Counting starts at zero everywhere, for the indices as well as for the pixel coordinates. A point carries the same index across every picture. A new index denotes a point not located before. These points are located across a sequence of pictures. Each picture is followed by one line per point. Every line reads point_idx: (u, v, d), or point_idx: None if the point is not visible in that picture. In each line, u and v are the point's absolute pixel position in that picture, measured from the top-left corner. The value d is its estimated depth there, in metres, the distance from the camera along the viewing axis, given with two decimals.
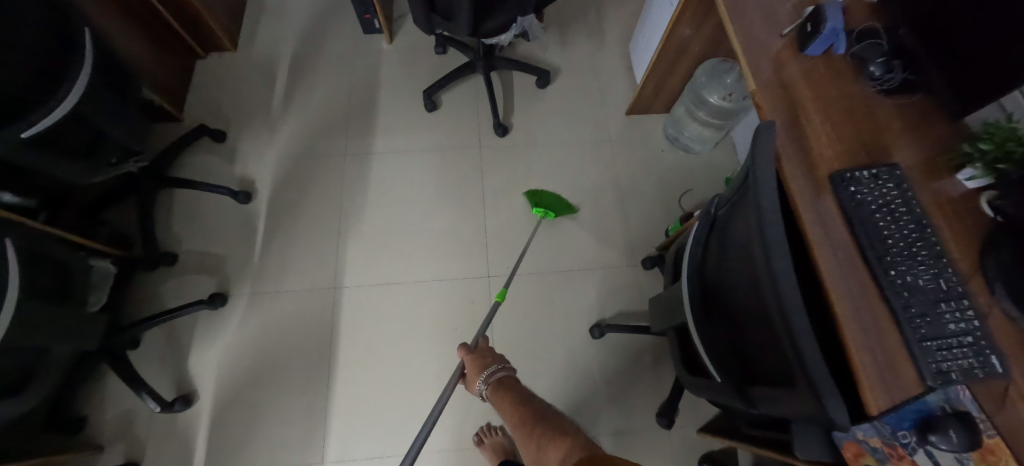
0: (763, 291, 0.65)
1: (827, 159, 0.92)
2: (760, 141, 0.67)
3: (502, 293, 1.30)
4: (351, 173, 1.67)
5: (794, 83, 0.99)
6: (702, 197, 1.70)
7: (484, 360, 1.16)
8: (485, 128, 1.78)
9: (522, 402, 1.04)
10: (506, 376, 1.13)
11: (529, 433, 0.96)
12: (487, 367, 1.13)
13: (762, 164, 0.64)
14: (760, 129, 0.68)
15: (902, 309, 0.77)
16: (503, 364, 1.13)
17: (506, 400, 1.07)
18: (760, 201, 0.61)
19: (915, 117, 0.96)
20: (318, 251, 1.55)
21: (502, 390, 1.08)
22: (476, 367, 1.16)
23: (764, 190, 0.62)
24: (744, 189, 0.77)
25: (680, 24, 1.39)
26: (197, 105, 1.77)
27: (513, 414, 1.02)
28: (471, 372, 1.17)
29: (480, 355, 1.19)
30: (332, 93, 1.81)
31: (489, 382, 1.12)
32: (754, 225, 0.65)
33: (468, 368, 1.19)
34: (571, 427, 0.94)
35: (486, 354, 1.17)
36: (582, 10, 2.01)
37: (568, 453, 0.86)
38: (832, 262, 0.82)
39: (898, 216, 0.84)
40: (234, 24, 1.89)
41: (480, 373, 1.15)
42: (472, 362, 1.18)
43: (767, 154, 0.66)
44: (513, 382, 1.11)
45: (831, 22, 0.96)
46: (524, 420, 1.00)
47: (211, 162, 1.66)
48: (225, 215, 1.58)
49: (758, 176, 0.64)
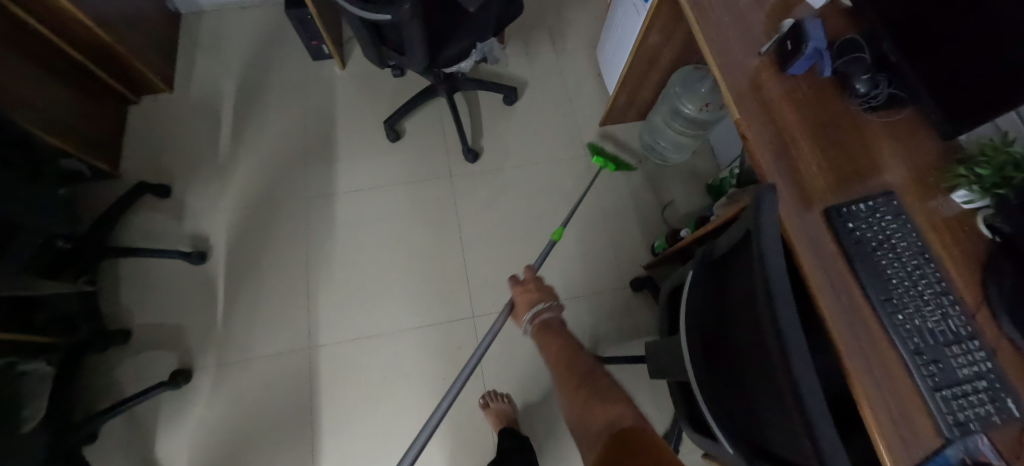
0: (777, 382, 0.57)
1: (820, 190, 0.86)
2: (763, 211, 0.60)
3: (559, 236, 1.24)
4: (314, 217, 1.56)
5: (778, 107, 0.92)
6: (684, 209, 1.64)
7: (534, 295, 1.10)
8: (453, 154, 1.68)
9: (572, 349, 0.96)
10: (551, 318, 1.06)
11: (576, 389, 0.86)
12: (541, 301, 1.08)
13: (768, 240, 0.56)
14: (762, 197, 0.61)
15: (913, 357, 0.73)
16: (550, 304, 1.08)
17: (547, 342, 1.02)
18: (771, 289, 0.53)
19: (904, 136, 0.90)
20: (287, 309, 1.44)
21: (548, 331, 1.04)
22: (526, 302, 1.10)
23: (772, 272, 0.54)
24: (743, 247, 0.69)
25: (649, 34, 1.30)
26: (135, 157, 1.61)
27: (558, 362, 0.94)
28: (521, 304, 1.12)
29: (528, 288, 1.13)
30: (284, 129, 1.67)
31: (537, 320, 1.06)
32: (762, 309, 0.57)
33: (517, 300, 1.14)
34: (619, 391, 0.82)
35: (536, 289, 1.10)
36: (543, 18, 1.91)
37: (614, 420, 0.75)
38: (837, 310, 0.76)
39: (899, 251, 0.79)
40: (167, 63, 1.73)
41: (528, 308, 1.09)
42: (523, 295, 1.12)
43: (771, 226, 0.58)
44: (559, 324, 1.05)
45: (813, 41, 0.88)
46: (577, 377, 0.89)
47: (157, 221, 1.52)
48: (180, 280, 1.45)
49: (765, 254, 0.55)
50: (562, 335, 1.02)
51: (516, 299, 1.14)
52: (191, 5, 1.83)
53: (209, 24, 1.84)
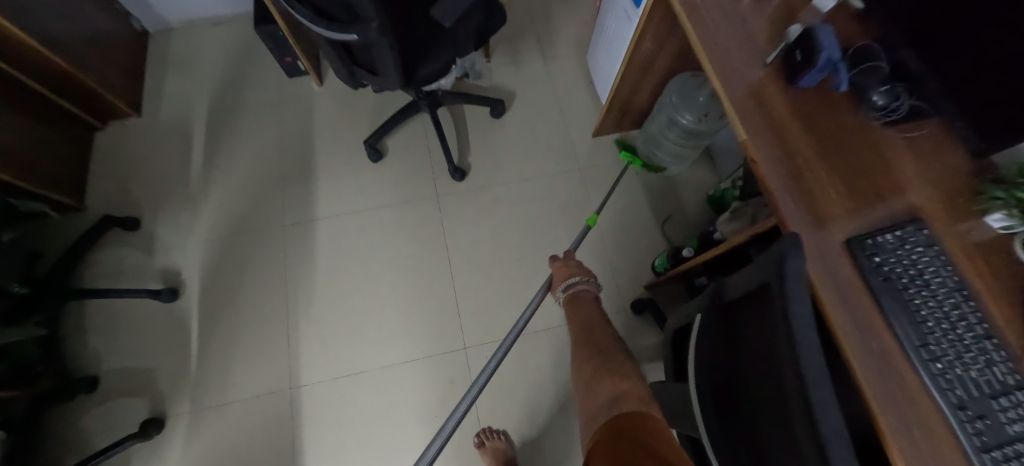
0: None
1: (840, 218, 0.76)
2: (787, 266, 0.49)
3: (593, 221, 1.24)
4: (292, 246, 1.46)
5: (789, 124, 0.83)
6: (685, 223, 1.55)
7: (571, 269, 1.10)
8: (439, 172, 1.59)
9: (597, 326, 0.95)
10: (584, 291, 1.05)
11: (589, 357, 0.87)
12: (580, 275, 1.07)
13: (796, 307, 0.46)
14: (785, 249, 0.50)
15: (956, 412, 0.64)
16: (587, 278, 1.06)
17: (576, 313, 1.02)
18: (801, 374, 0.43)
19: (930, 153, 0.81)
20: (265, 347, 1.35)
21: (577, 303, 1.03)
22: (563, 273, 1.09)
23: (803, 353, 0.43)
24: (759, 299, 0.59)
25: (642, 40, 1.20)
26: (101, 188, 1.52)
27: (580, 330, 0.95)
28: (557, 275, 1.11)
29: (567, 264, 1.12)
30: (259, 152, 1.58)
31: (571, 292, 1.05)
32: (789, 389, 0.47)
33: (553, 271, 1.14)
34: (634, 368, 0.80)
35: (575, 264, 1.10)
36: (530, 24, 1.82)
37: (623, 393, 0.74)
38: (865, 359, 0.67)
39: (933, 288, 0.70)
40: (134, 86, 1.63)
41: (564, 279, 1.09)
42: (563, 269, 1.11)
43: (799, 287, 0.48)
44: (591, 299, 1.04)
45: (826, 51, 0.78)
46: (597, 353, 0.87)
47: (126, 255, 1.43)
48: (151, 319, 1.36)
49: (793, 327, 0.45)
50: (591, 311, 1.00)
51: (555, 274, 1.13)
52: (158, 24, 1.74)
53: (179, 43, 1.75)
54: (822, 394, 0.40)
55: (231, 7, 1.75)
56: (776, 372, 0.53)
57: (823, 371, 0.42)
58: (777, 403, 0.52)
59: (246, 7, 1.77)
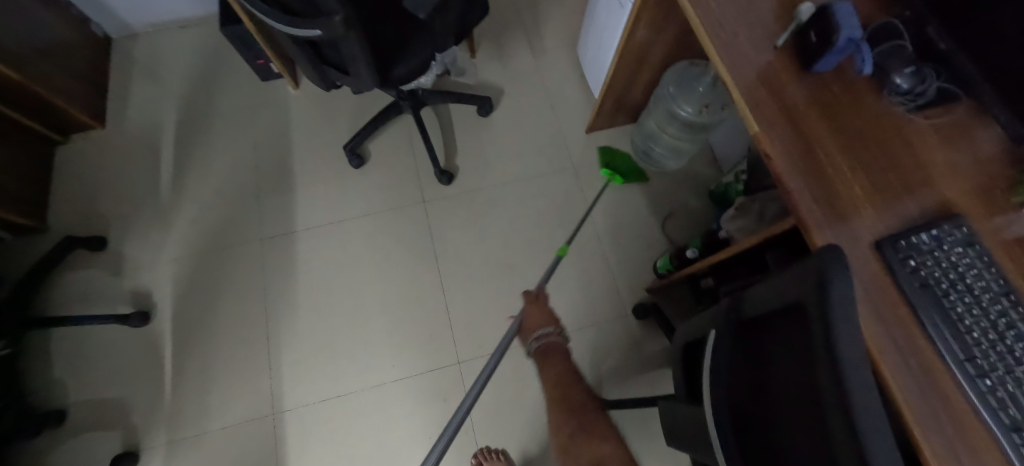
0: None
1: (866, 218, 0.68)
2: (830, 287, 0.41)
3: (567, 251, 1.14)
4: (271, 261, 1.37)
5: (805, 113, 0.75)
6: (686, 220, 1.47)
7: (544, 314, 0.99)
8: (426, 176, 1.50)
9: (572, 384, 0.90)
10: (556, 343, 0.95)
11: (562, 419, 0.86)
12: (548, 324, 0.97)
13: (844, 340, 0.38)
14: (827, 265, 0.42)
15: (1012, 436, 0.56)
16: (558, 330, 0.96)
17: (548, 371, 0.93)
18: (860, 425, 0.34)
19: (960, 139, 0.73)
20: (245, 370, 1.26)
21: (548, 358, 0.94)
22: (536, 319, 0.98)
23: (859, 400, 0.35)
24: (790, 321, 0.51)
25: (637, 26, 1.11)
26: (64, 206, 1.42)
27: (551, 388, 0.91)
28: (531, 321, 0.99)
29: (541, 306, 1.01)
30: (233, 162, 1.48)
31: (541, 345, 0.95)
32: (836, 438, 0.39)
33: (526, 315, 1.01)
34: (609, 429, 0.83)
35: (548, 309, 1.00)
36: (516, 16, 1.73)
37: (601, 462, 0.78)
38: (906, 378, 0.59)
39: (977, 293, 0.62)
40: (97, 96, 1.53)
41: (536, 327, 0.97)
42: (534, 314, 1.00)
43: (847, 314, 0.39)
44: (564, 353, 0.95)
45: (846, 30, 0.70)
46: (575, 414, 0.86)
47: (92, 278, 1.33)
48: (121, 345, 1.27)
49: (842, 365, 0.37)
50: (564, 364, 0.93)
51: (525, 315, 1.02)
52: (120, 28, 1.63)
53: (144, 48, 1.64)
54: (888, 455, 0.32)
55: (198, 8, 1.65)
56: (815, 410, 0.44)
57: (887, 423, 0.33)
58: (817, 448, 0.44)
59: (213, 8, 1.66)
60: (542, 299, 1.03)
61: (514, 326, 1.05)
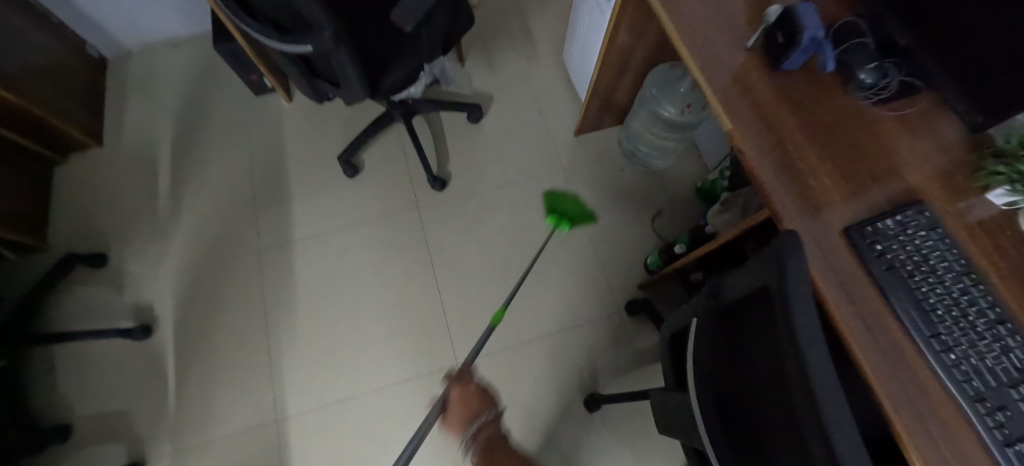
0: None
1: (836, 206, 0.72)
2: (789, 269, 0.44)
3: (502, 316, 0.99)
4: (270, 271, 1.40)
5: (776, 110, 0.79)
6: (675, 217, 1.51)
7: (473, 403, 0.85)
8: (419, 183, 1.53)
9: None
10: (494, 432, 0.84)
11: None
12: (481, 413, 0.84)
13: (801, 318, 0.41)
14: (785, 250, 0.45)
15: (975, 405, 0.60)
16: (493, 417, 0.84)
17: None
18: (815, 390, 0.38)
19: (922, 129, 0.78)
20: (247, 379, 1.28)
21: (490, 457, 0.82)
22: (465, 412, 0.84)
23: (813, 367, 0.38)
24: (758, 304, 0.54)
25: (618, 31, 1.15)
26: (64, 224, 1.45)
27: None
28: (457, 415, 0.85)
29: (466, 393, 0.86)
30: (229, 175, 1.51)
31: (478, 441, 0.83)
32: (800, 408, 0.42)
33: (452, 404, 0.86)
34: None
35: (475, 395, 0.85)
36: (503, 25, 1.77)
37: None
38: (875, 355, 0.63)
39: (940, 274, 0.66)
40: (93, 115, 1.56)
41: (467, 423, 0.84)
42: (456, 404, 0.86)
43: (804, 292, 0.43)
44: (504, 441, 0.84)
45: (810, 30, 0.74)
46: None
47: (94, 294, 1.36)
48: (124, 359, 1.29)
49: (799, 336, 0.40)
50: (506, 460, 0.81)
51: (449, 402, 0.87)
52: (116, 49, 1.66)
53: (139, 66, 1.68)
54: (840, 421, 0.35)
55: (191, 26, 1.68)
56: (783, 382, 0.48)
57: (837, 386, 0.37)
58: (787, 421, 0.47)
59: (206, 26, 1.70)
60: (468, 379, 0.88)
61: (435, 411, 0.88)
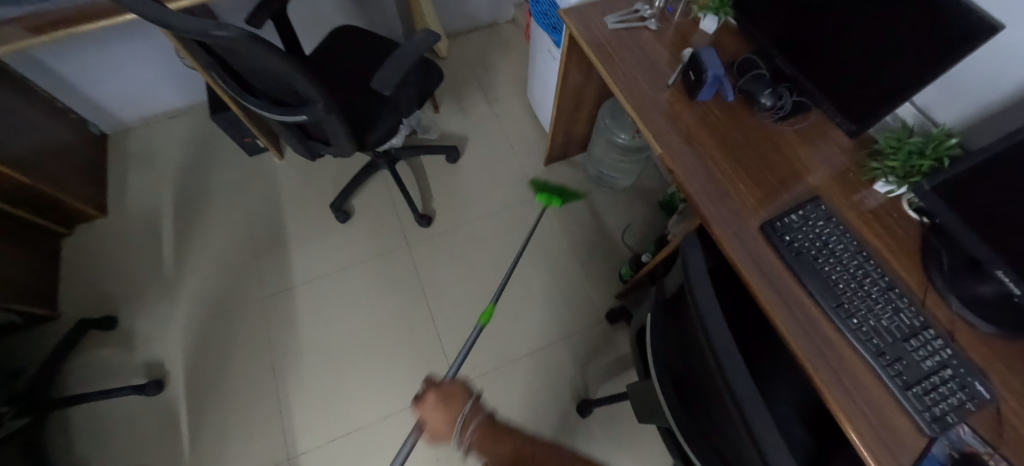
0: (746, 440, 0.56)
1: (753, 208, 0.87)
2: None
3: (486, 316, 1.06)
4: (273, 317, 1.50)
5: (697, 134, 0.95)
6: (643, 230, 1.66)
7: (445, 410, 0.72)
8: (407, 222, 1.67)
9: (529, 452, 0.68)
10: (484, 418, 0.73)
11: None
12: (459, 409, 0.72)
13: None
14: None
15: (877, 359, 0.73)
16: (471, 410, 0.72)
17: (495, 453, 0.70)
18: None
19: (816, 137, 0.95)
20: (259, 421, 1.36)
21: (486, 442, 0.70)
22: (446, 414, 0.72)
23: None
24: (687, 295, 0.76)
25: (569, 75, 1.33)
26: (75, 293, 1.53)
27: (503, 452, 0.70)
28: (438, 424, 0.73)
29: (433, 403, 0.74)
30: (229, 231, 1.63)
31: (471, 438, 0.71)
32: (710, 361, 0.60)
33: (430, 422, 0.74)
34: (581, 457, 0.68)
35: (443, 397, 0.73)
36: (470, 73, 1.96)
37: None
38: (795, 327, 0.76)
39: (839, 255, 0.81)
40: (97, 189, 1.67)
41: (451, 426, 0.72)
42: (433, 413, 0.73)
43: None
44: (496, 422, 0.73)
45: (711, 69, 0.92)
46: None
47: (106, 355, 1.43)
48: (138, 414, 1.36)
49: None
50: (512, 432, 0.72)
51: (423, 415, 0.74)
52: (115, 124, 1.80)
53: (138, 140, 1.81)
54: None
55: (186, 97, 1.83)
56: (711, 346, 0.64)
57: None
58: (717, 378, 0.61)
59: (201, 96, 1.85)
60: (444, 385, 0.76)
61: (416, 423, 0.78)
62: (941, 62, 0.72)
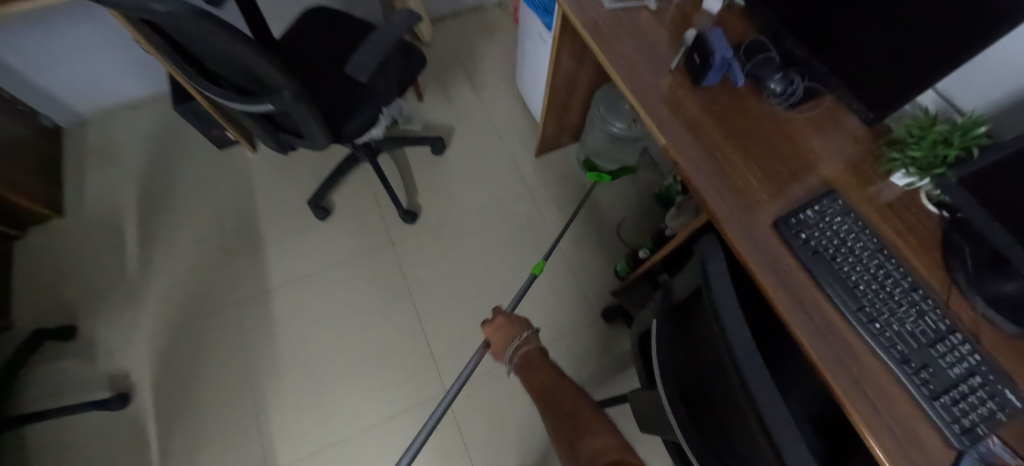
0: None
1: (764, 203, 0.81)
2: None
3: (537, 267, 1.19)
4: (248, 322, 1.40)
5: (702, 123, 0.88)
6: (638, 223, 1.60)
7: (505, 332, 0.92)
8: (391, 218, 1.57)
9: (556, 378, 0.78)
10: (531, 350, 0.87)
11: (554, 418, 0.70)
12: (516, 334, 0.90)
13: None
14: None
15: (901, 367, 0.68)
16: (526, 336, 0.89)
17: (532, 377, 0.82)
18: None
19: (829, 125, 0.89)
20: (235, 434, 1.27)
21: (527, 366, 0.84)
22: (505, 336, 0.91)
23: None
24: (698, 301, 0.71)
25: (561, 60, 1.25)
26: (29, 301, 1.41)
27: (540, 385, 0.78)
28: (498, 344, 0.93)
29: (498, 326, 0.94)
30: (199, 231, 1.52)
31: (517, 358, 0.87)
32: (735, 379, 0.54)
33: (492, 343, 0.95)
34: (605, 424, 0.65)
35: (507, 324, 0.92)
36: (455, 59, 1.86)
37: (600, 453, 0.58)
38: (813, 333, 0.71)
39: (858, 253, 0.75)
40: (51, 187, 1.54)
41: (507, 344, 0.91)
42: (497, 333, 0.93)
43: None
44: (540, 356, 0.85)
45: (719, 51, 0.84)
46: (566, 422, 0.67)
47: (65, 368, 1.32)
48: (101, 431, 1.26)
49: None
50: (550, 366, 0.82)
51: (488, 337, 0.96)
52: (70, 116, 1.66)
53: (96, 133, 1.68)
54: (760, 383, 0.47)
55: (147, 86, 1.70)
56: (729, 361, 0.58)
57: None
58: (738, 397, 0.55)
59: (163, 84, 1.72)
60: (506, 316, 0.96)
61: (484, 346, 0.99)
62: (971, 46, 0.66)
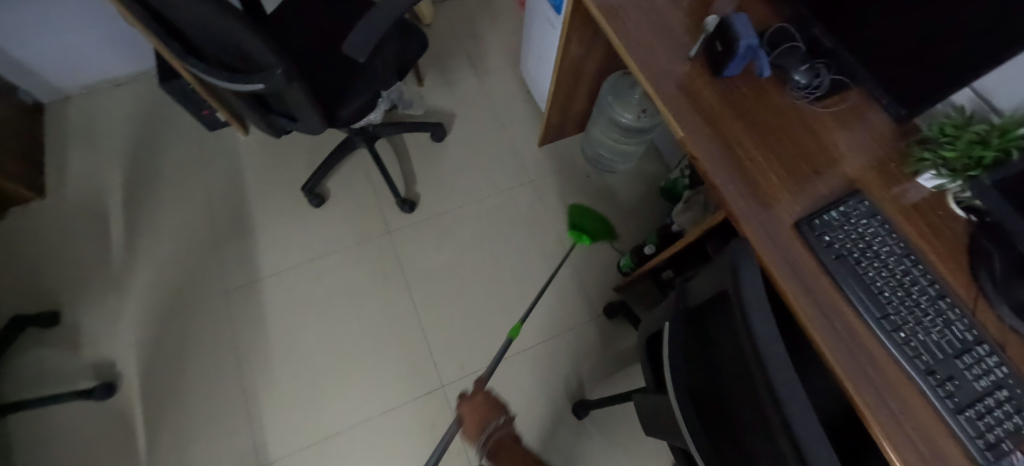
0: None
1: (785, 202, 0.77)
2: None
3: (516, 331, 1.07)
4: (239, 311, 1.36)
5: (721, 115, 0.84)
6: (642, 217, 1.55)
7: (478, 415, 0.80)
8: (388, 207, 1.52)
9: None
10: (506, 437, 0.78)
11: None
12: (491, 419, 0.79)
13: None
14: None
15: (927, 378, 0.64)
16: (501, 423, 0.79)
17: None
18: None
19: (854, 121, 0.84)
20: (224, 427, 1.23)
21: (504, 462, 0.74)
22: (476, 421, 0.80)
23: None
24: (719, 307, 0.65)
25: (570, 45, 1.19)
26: (8, 286, 1.36)
27: None
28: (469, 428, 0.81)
29: (471, 406, 0.82)
30: (187, 217, 1.46)
31: (490, 447, 0.77)
32: (763, 396, 0.50)
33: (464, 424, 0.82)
34: None
35: (481, 405, 0.81)
36: (456, 42, 1.79)
37: None
38: (835, 342, 0.67)
39: (883, 258, 0.71)
40: (32, 167, 1.47)
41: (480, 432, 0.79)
42: (469, 415, 0.81)
43: None
44: (518, 447, 0.77)
45: (744, 39, 0.79)
46: None
47: (46, 356, 1.27)
48: (85, 422, 1.21)
49: None
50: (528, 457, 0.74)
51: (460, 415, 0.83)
52: (52, 93, 1.58)
53: (79, 111, 1.60)
54: (795, 403, 0.43)
55: (133, 64, 1.62)
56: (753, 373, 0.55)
57: None
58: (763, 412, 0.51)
59: (149, 63, 1.65)
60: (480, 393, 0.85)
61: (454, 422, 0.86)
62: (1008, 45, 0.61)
